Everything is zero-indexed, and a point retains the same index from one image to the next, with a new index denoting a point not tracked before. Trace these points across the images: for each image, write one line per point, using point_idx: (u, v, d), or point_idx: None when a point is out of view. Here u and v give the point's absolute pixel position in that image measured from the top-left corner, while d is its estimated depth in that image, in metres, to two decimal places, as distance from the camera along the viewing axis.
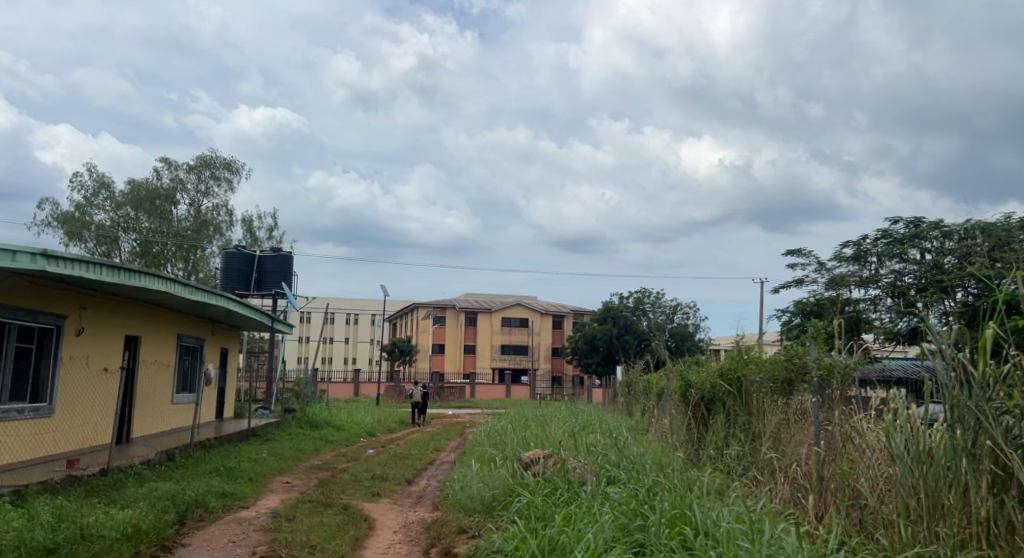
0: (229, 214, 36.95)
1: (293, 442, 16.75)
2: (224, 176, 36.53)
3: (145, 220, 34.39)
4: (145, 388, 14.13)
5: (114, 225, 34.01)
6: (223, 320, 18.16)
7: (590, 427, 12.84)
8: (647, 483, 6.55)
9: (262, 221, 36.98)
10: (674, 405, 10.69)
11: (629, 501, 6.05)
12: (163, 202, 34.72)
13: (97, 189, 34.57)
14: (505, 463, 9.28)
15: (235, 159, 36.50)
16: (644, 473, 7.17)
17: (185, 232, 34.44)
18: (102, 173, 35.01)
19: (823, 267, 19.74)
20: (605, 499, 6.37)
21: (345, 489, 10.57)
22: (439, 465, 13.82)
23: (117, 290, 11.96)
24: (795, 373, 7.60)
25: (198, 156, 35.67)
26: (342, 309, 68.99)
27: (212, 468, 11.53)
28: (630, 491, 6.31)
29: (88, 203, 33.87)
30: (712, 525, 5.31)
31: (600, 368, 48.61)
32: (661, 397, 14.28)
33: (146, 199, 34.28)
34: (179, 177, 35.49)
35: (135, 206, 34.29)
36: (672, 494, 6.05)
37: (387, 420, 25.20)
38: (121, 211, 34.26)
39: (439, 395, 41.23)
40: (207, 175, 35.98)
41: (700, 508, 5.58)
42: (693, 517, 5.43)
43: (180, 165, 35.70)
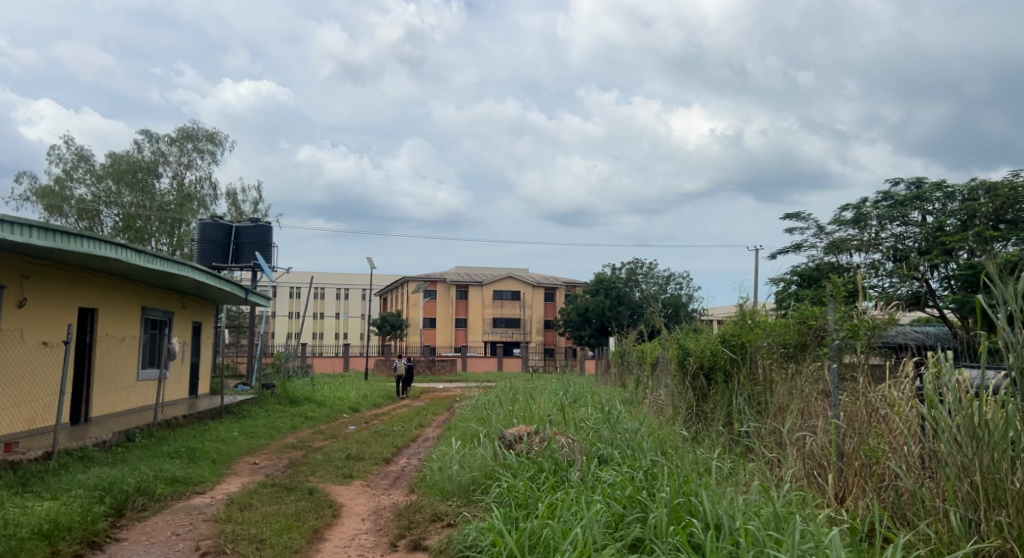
0: (213, 187, 35.80)
1: (268, 419, 15.87)
2: (207, 148, 35.34)
3: (127, 193, 33.21)
4: (105, 364, 13.24)
5: (95, 199, 32.85)
6: (194, 292, 17.18)
7: (584, 401, 11.98)
8: (645, 463, 5.73)
9: (246, 194, 35.88)
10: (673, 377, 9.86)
11: (624, 485, 5.22)
12: (144, 175, 33.53)
13: (76, 162, 33.40)
14: (489, 441, 8.44)
15: (217, 131, 35.31)
16: (640, 454, 6.32)
17: (168, 206, 33.30)
18: (80, 145, 33.81)
19: (822, 231, 18.80)
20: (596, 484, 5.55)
21: (315, 471, 9.72)
22: (422, 443, 12.97)
23: (67, 259, 11.16)
24: (811, 336, 6.75)
25: (179, 127, 34.44)
26: (331, 284, 67.97)
27: (171, 449, 10.71)
28: (625, 472, 5.49)
29: (67, 176, 32.73)
30: (724, 516, 4.50)
31: (594, 340, 47.99)
32: (657, 369, 13.48)
33: (127, 172, 33.14)
34: (160, 150, 34.31)
35: (115, 179, 33.10)
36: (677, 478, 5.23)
37: (374, 394, 24.41)
38: (101, 184, 33.09)
39: (430, 369, 40.41)
40: (190, 147, 34.80)
41: (707, 494, 4.76)
42: (701, 507, 4.62)
43: (161, 138, 34.52)
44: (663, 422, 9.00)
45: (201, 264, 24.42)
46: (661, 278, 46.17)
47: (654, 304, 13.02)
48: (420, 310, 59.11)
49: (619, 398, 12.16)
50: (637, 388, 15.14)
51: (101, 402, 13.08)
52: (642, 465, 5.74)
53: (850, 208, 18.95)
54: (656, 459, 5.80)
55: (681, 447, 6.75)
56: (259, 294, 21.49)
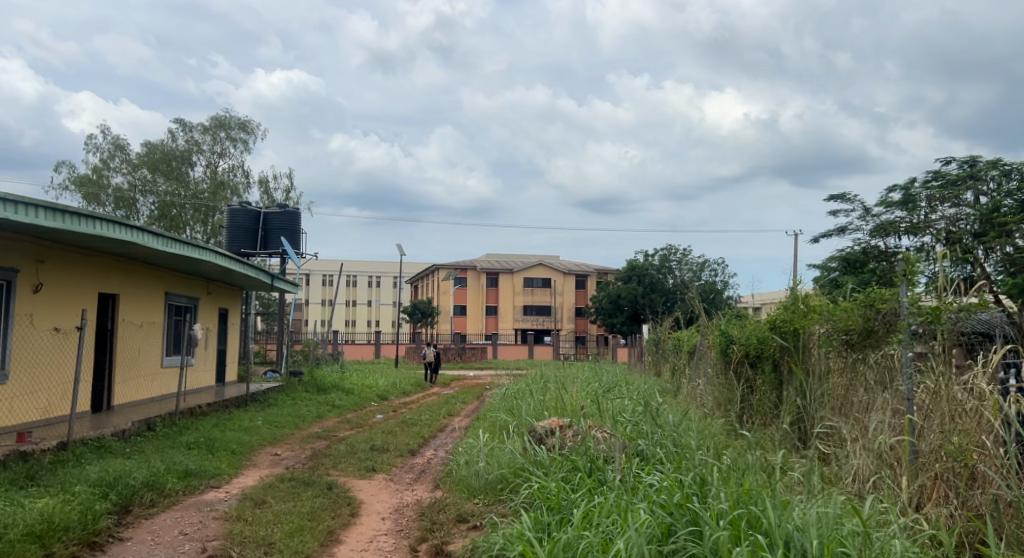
0: (246, 176, 35.62)
1: (294, 407, 15.53)
2: (240, 137, 35.16)
3: (163, 182, 33.17)
4: (128, 351, 12.94)
5: (131, 188, 32.87)
6: (220, 277, 16.87)
7: (621, 391, 11.38)
8: (693, 463, 5.19)
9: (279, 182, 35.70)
10: (716, 366, 9.28)
11: (672, 490, 4.68)
12: (178, 164, 33.46)
13: (113, 151, 33.43)
14: (519, 434, 7.92)
15: (250, 119, 35.08)
16: (686, 452, 5.78)
17: (203, 194, 33.19)
18: (117, 134, 33.83)
19: (869, 213, 17.99)
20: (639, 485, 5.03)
21: (337, 464, 9.28)
22: (450, 434, 12.48)
23: (85, 242, 10.81)
24: (879, 322, 6.07)
25: (213, 116, 34.29)
26: (363, 272, 67.89)
27: (190, 439, 10.35)
28: (671, 473, 4.95)
29: (104, 166, 32.79)
30: (794, 535, 3.98)
31: (626, 327, 47.25)
32: (695, 357, 12.89)
33: (162, 161, 33.10)
34: (194, 139, 34.20)
35: (151, 168, 33.07)
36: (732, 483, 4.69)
37: (403, 382, 24.06)
38: (137, 172, 33.08)
39: (460, 356, 40.01)
40: (223, 136, 34.64)
41: (772, 507, 4.24)
42: (767, 521, 4.09)
43: (195, 127, 34.39)
44: (706, 414, 8.41)
45: (230, 250, 24.17)
46: (695, 264, 45.34)
47: (694, 291, 12.36)
48: (451, 297, 58.78)
49: (657, 388, 11.55)
50: (673, 378, 14.50)
51: (123, 389, 12.80)
52: (691, 464, 5.20)
53: (898, 189, 18.08)
54: (707, 459, 5.25)
55: (730, 445, 6.19)
56: (286, 280, 21.13)
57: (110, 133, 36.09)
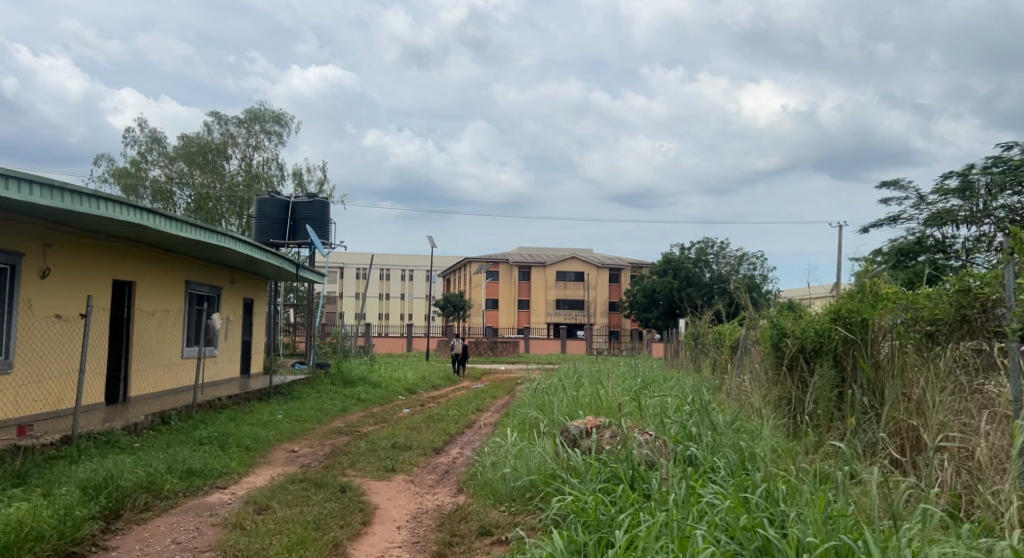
0: (280, 169, 35.18)
1: (318, 400, 14.98)
2: (275, 130, 34.78)
3: (199, 175, 32.97)
4: (145, 341, 12.45)
5: (169, 180, 32.73)
6: (245, 266, 16.41)
7: (660, 389, 10.59)
8: (754, 477, 4.62)
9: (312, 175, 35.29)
10: (767, 360, 8.46)
11: (735, 510, 4.13)
12: (214, 157, 33.22)
13: (151, 144, 33.32)
14: (551, 435, 7.20)
15: (284, 112, 34.64)
16: (745, 463, 5.07)
17: (238, 186, 32.91)
18: (154, 128, 33.69)
19: (924, 200, 16.93)
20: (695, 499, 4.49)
21: (355, 462, 8.65)
22: (478, 431, 11.78)
23: (97, 225, 10.34)
24: (975, 309, 5.41)
25: (248, 109, 33.96)
26: (396, 266, 67.59)
27: (203, 434, 9.80)
28: (732, 488, 4.42)
29: (142, 159, 32.71)
30: None
31: (661, 322, 46.26)
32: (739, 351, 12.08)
33: (197, 154, 32.89)
34: (229, 132, 33.92)
35: (187, 161, 32.86)
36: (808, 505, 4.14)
37: (432, 375, 23.46)
38: (174, 165, 32.93)
39: (491, 350, 39.35)
40: (257, 129, 34.30)
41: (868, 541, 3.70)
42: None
43: (230, 120, 34.10)
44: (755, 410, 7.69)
45: (259, 240, 23.73)
46: (732, 259, 44.41)
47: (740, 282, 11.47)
48: (483, 291, 58.19)
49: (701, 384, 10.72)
50: (716, 376, 13.64)
51: (140, 380, 12.30)
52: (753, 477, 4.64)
53: (956, 176, 17.02)
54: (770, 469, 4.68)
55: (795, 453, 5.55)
56: (312, 270, 20.61)
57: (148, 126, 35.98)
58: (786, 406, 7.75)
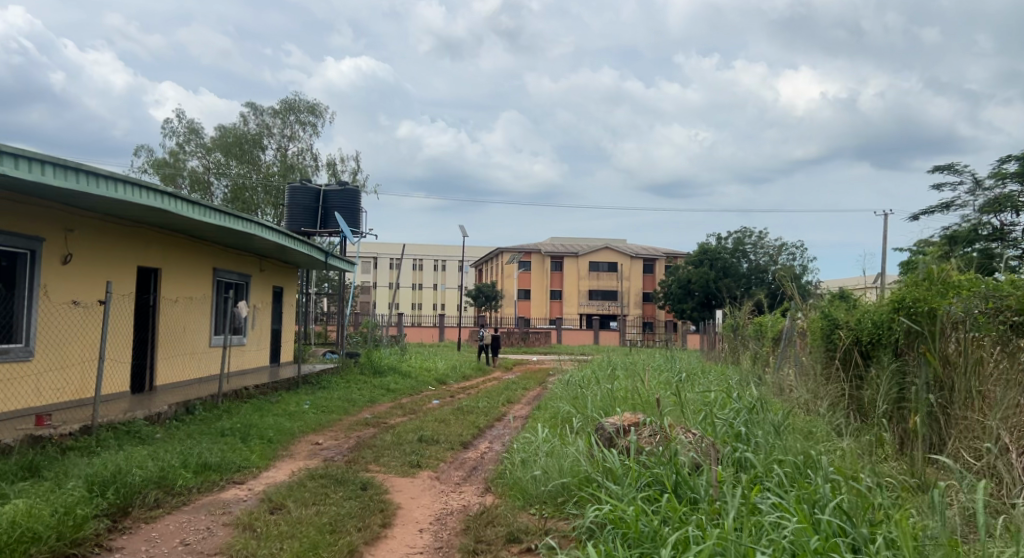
0: (315, 159, 35.02)
1: (347, 390, 14.72)
2: (310, 120, 34.62)
3: (235, 165, 33.02)
4: (171, 329, 12.22)
5: (206, 171, 32.87)
6: (275, 254, 16.20)
7: (705, 384, 10.05)
8: (815, 487, 4.49)
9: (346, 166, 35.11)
10: (820, 355, 8.07)
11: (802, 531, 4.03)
12: (250, 147, 33.22)
13: (188, 135, 33.44)
14: (585, 433, 6.79)
15: (319, 102, 34.44)
16: (801, 470, 4.78)
17: (273, 176, 32.87)
18: (191, 119, 33.81)
19: (980, 186, 16.15)
20: (753, 507, 4.42)
21: (380, 457, 8.31)
22: (507, 425, 11.38)
23: (121, 210, 10.11)
24: None
25: (283, 99, 33.83)
26: (429, 256, 67.48)
27: (226, 425, 9.53)
28: (797, 507, 4.24)
29: (179, 150, 32.85)
30: None
31: (696, 314, 45.13)
32: (783, 345, 11.57)
33: (234, 145, 32.91)
34: (265, 123, 33.85)
35: (224, 152, 32.92)
36: (881, 528, 4.09)
37: (463, 365, 23.14)
38: (211, 156, 33.06)
39: (523, 341, 38.94)
40: (293, 119, 34.16)
41: None
42: None
43: (265, 110, 34.00)
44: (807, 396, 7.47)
45: (290, 228, 23.56)
46: (772, 249, 44.00)
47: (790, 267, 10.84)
48: (515, 281, 57.81)
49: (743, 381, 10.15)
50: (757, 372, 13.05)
51: (166, 369, 12.09)
52: (812, 485, 4.55)
53: (1015, 160, 16.21)
54: (831, 475, 4.58)
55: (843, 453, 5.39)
56: (343, 259, 20.38)
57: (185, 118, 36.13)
58: (840, 402, 7.33)
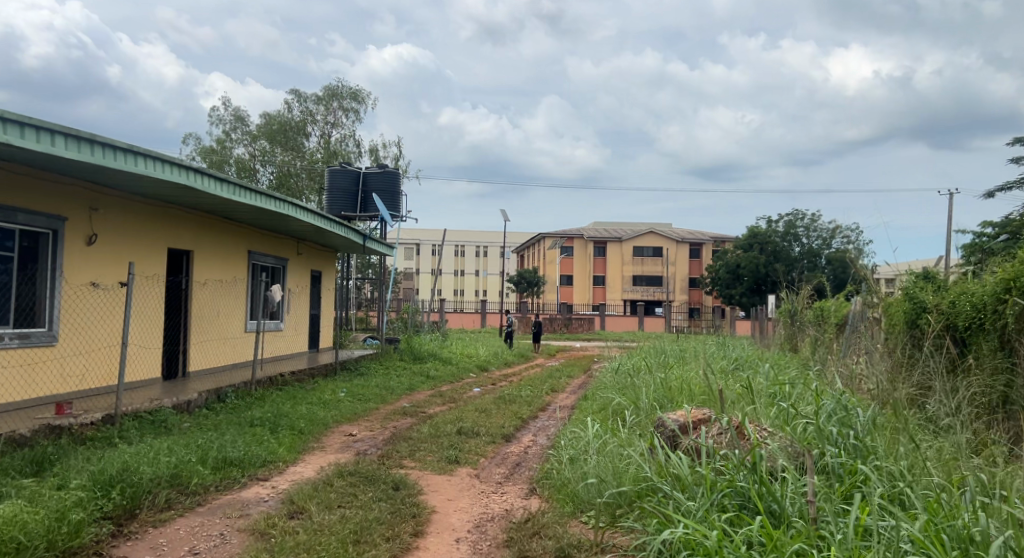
0: (358, 145, 34.55)
1: (385, 377, 14.22)
2: (353, 106, 34.15)
3: (281, 153, 32.80)
4: (205, 314, 11.78)
5: (252, 158, 32.73)
6: (313, 237, 15.75)
7: (770, 376, 9.24)
8: (949, 510, 4.14)
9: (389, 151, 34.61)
10: (904, 339, 8.00)
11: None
12: (294, 134, 32.96)
13: (234, 123, 33.35)
14: (645, 433, 6.11)
15: (362, 88, 33.94)
16: (912, 487, 4.46)
17: (317, 162, 32.56)
18: (237, 106, 33.69)
19: None
20: (865, 531, 4.07)
21: (416, 451, 7.75)
22: (552, 416, 10.75)
23: (150, 189, 9.66)
24: None
25: (326, 86, 33.43)
26: (471, 242, 67.03)
27: (257, 414, 9.04)
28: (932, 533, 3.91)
29: (225, 137, 32.77)
30: None
31: (746, 299, 43.70)
32: (854, 334, 10.77)
33: (279, 131, 32.69)
34: (309, 110, 33.44)
35: (269, 139, 32.75)
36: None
37: (505, 352, 22.55)
38: (257, 143, 32.88)
39: (566, 327, 38.22)
40: (336, 106, 33.72)
41: None
42: None
43: (308, 97, 33.45)
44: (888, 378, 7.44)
45: (331, 212, 23.14)
46: (825, 232, 42.80)
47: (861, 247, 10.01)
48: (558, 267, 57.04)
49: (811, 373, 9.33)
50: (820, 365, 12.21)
51: (200, 354, 11.63)
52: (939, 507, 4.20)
53: None
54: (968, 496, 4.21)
55: (945, 470, 4.95)
56: (382, 243, 19.88)
57: (229, 105, 36.04)
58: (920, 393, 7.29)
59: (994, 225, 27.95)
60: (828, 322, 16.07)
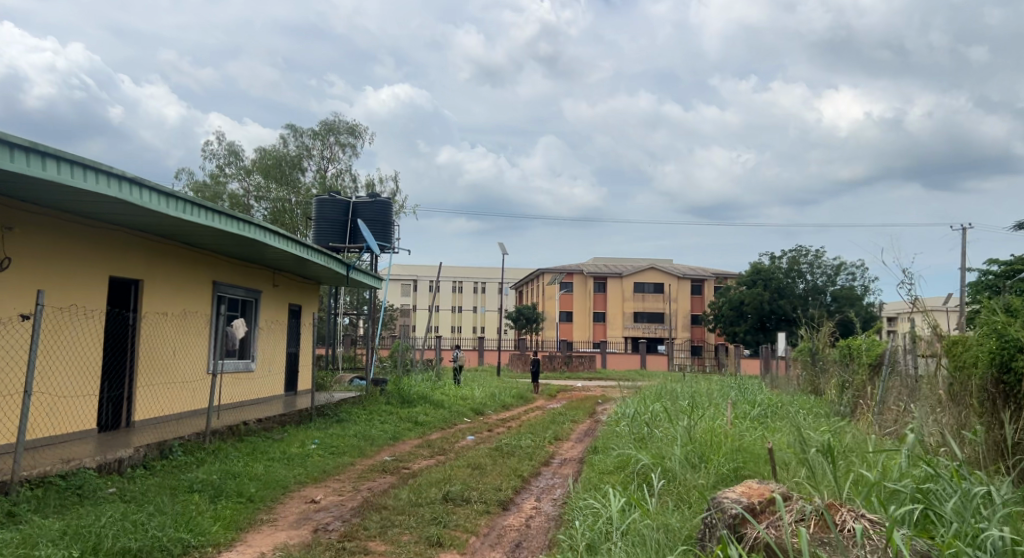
0: (354, 181, 33.07)
1: (368, 424, 12.60)
2: (349, 142, 32.74)
3: (276, 188, 31.37)
4: (156, 353, 10.21)
5: (246, 194, 31.28)
6: (292, 267, 14.16)
7: (826, 438, 7.61)
8: None
9: (386, 187, 33.14)
10: (988, 380, 6.72)
11: None
12: (290, 169, 31.56)
13: (229, 157, 32.08)
14: (700, 528, 4.49)
15: (359, 122, 32.58)
16: None
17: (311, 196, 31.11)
18: (232, 141, 32.45)
19: None
20: None
21: (390, 526, 6.16)
22: (557, 473, 9.12)
23: (86, 206, 8.16)
24: None
25: (322, 120, 32.10)
26: (469, 278, 65.62)
27: (201, 476, 7.41)
28: None
29: (218, 172, 31.45)
30: None
31: (750, 337, 42.16)
32: (917, 384, 9.21)
33: (274, 166, 31.30)
34: (304, 144, 32.04)
35: (264, 174, 31.37)
36: None
37: (503, 392, 20.89)
38: (252, 178, 31.54)
39: (567, 365, 36.54)
40: (332, 141, 32.31)
41: None
42: None
43: (304, 131, 32.19)
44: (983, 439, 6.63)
45: (320, 245, 21.60)
46: (829, 268, 41.69)
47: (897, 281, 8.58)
48: (558, 303, 55.44)
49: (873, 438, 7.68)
50: (862, 421, 10.55)
51: (149, 400, 10.05)
52: None
53: None
54: None
55: None
56: (371, 275, 18.32)
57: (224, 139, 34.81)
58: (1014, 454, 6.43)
59: (1005, 261, 26.73)
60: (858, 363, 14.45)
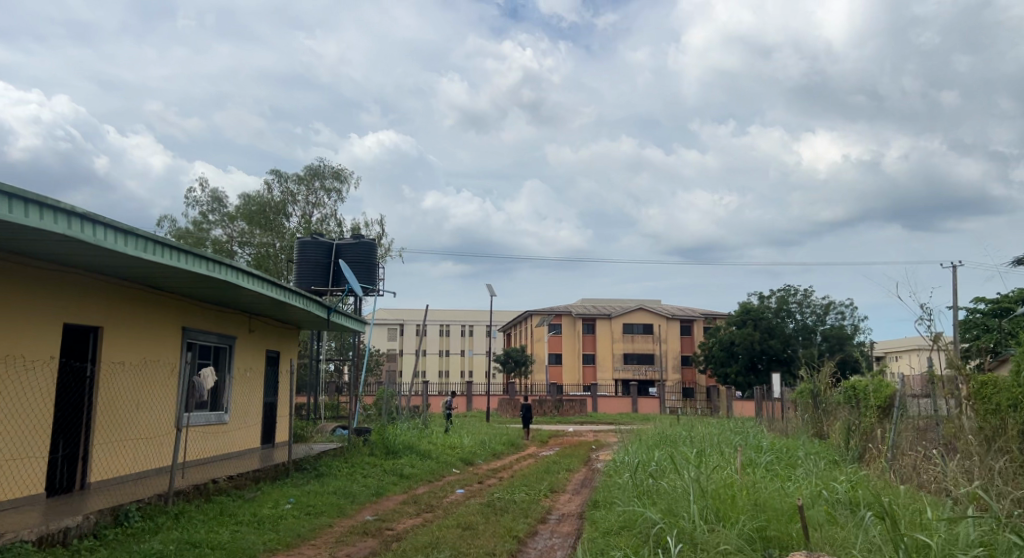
0: (339, 226, 32.30)
1: (350, 479, 11.71)
2: (334, 186, 32.05)
3: (260, 234, 30.66)
4: (116, 406, 9.34)
5: (230, 240, 30.58)
6: (269, 312, 13.34)
7: (856, 491, 6.85)
8: None
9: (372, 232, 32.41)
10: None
11: None
12: (274, 215, 30.80)
13: (212, 204, 31.38)
14: None
15: (344, 166, 31.96)
16: None
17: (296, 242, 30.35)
18: (216, 187, 31.81)
19: None
20: None
21: None
22: (557, 533, 8.28)
23: (32, 244, 7.38)
24: None
25: (307, 165, 31.49)
26: (456, 321, 64.75)
27: (156, 548, 6.55)
28: None
29: (202, 219, 30.73)
30: None
31: (742, 378, 41.48)
32: (943, 428, 8.48)
33: (258, 213, 30.56)
34: (289, 190, 31.30)
35: (248, 221, 30.66)
36: None
37: (493, 439, 20.00)
38: (236, 225, 30.83)
39: (557, 409, 35.60)
40: (317, 186, 31.58)
41: None
42: None
43: (289, 177, 31.45)
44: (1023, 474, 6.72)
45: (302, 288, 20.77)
46: (818, 308, 41.31)
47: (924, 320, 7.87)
48: (547, 345, 54.55)
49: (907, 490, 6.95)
50: (876, 467, 9.80)
51: (106, 459, 9.17)
52: None
53: None
54: None
55: None
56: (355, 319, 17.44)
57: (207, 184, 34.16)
58: None
59: (992, 299, 26.36)
60: (865, 405, 13.73)
